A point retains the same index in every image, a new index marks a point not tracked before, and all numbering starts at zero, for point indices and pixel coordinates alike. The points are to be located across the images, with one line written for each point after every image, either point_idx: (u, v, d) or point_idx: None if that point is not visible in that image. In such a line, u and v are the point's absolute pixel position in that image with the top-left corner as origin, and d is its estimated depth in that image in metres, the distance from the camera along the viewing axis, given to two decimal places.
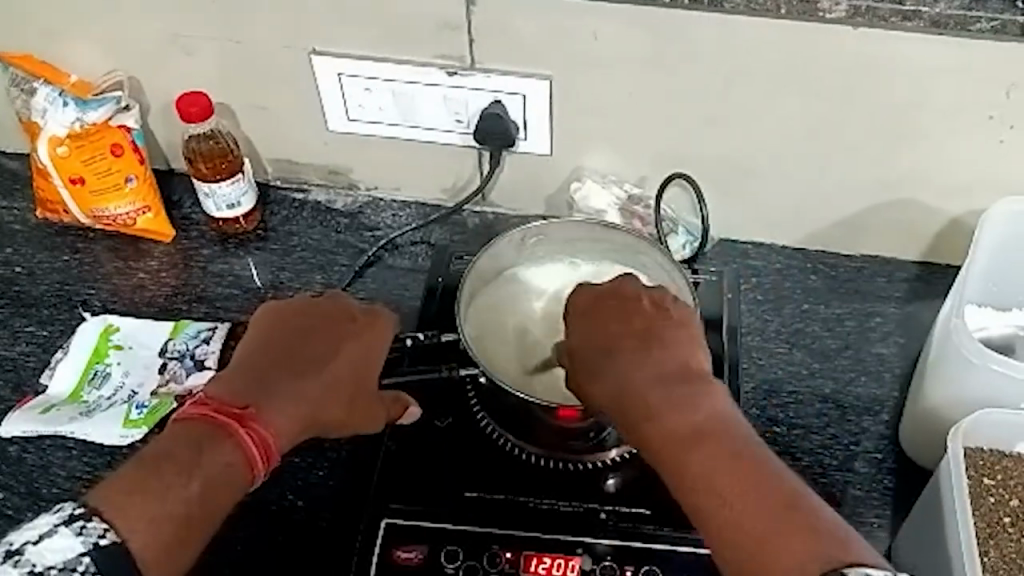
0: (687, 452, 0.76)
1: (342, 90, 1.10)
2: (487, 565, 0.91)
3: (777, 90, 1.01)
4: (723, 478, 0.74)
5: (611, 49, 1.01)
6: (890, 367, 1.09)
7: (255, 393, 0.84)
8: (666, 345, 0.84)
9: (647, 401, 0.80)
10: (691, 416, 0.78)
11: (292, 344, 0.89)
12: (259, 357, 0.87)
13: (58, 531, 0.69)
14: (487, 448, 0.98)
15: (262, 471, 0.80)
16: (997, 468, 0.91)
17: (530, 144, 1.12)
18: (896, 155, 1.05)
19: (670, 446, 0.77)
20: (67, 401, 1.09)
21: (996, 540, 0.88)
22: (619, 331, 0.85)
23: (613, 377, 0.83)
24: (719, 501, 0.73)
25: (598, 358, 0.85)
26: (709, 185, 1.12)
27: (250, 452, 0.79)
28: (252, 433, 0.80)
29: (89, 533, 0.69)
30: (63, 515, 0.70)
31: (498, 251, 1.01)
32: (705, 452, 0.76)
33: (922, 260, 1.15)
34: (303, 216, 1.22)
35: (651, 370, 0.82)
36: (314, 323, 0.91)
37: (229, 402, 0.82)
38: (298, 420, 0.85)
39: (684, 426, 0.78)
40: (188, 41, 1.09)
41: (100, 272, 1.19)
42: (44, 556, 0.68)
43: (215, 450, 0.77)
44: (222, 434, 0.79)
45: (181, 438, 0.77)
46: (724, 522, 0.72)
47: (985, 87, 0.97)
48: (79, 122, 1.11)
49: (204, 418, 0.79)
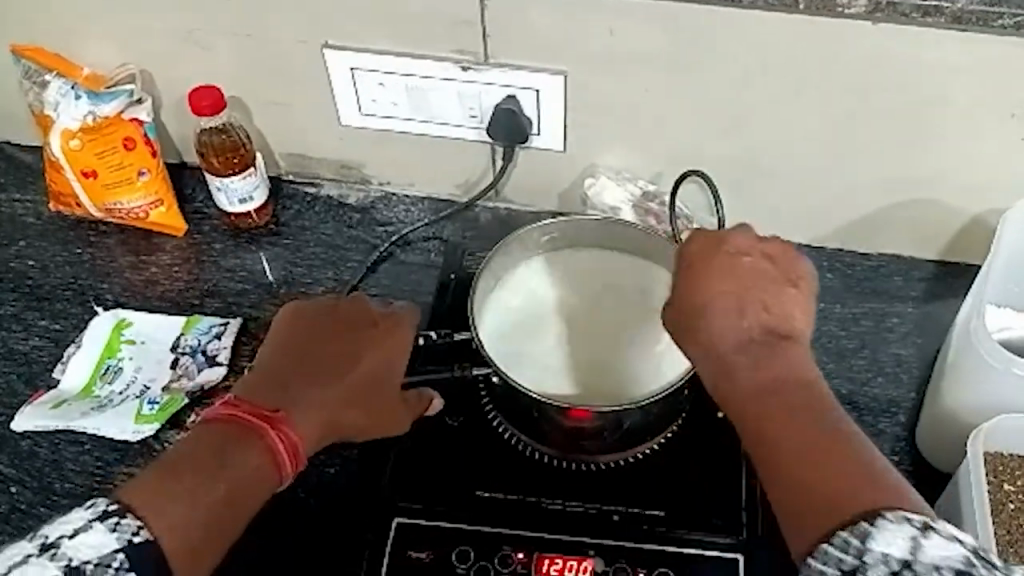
0: (762, 407, 0.75)
1: (355, 84, 1.09)
2: (499, 566, 0.90)
3: (794, 87, 1.00)
4: (793, 429, 0.72)
5: (626, 44, 1.00)
6: (908, 368, 1.08)
7: (282, 394, 0.84)
8: (761, 299, 0.81)
9: (732, 354, 0.79)
10: (773, 371, 0.76)
11: (319, 349, 0.89)
12: (284, 356, 0.87)
13: (94, 526, 0.68)
14: (498, 446, 0.97)
15: (288, 474, 0.80)
16: (1017, 474, 0.90)
17: (544, 139, 1.11)
18: (915, 153, 1.03)
19: (746, 400, 0.76)
20: (79, 396, 1.09)
21: (1015, 547, 0.87)
22: (715, 277, 0.82)
23: (695, 325, 0.81)
24: (786, 451, 0.72)
25: (683, 303, 0.83)
26: (724, 183, 1.11)
27: (279, 454, 0.79)
28: (282, 436, 0.81)
29: (123, 529, 0.69)
30: (97, 511, 0.69)
31: (504, 253, 0.99)
32: (782, 407, 0.74)
33: (940, 260, 1.14)
34: (315, 211, 1.21)
35: (744, 323, 0.79)
36: (339, 326, 0.91)
37: (259, 405, 0.82)
38: (323, 424, 0.85)
39: (761, 381, 0.76)
40: (201, 35, 1.08)
41: (112, 266, 1.19)
42: (80, 551, 0.66)
43: (245, 451, 0.78)
44: (252, 436, 0.79)
45: (212, 437, 0.77)
46: (785, 472, 0.71)
47: (1008, 85, 0.96)
48: (91, 115, 1.11)
49: (236, 419, 0.79)
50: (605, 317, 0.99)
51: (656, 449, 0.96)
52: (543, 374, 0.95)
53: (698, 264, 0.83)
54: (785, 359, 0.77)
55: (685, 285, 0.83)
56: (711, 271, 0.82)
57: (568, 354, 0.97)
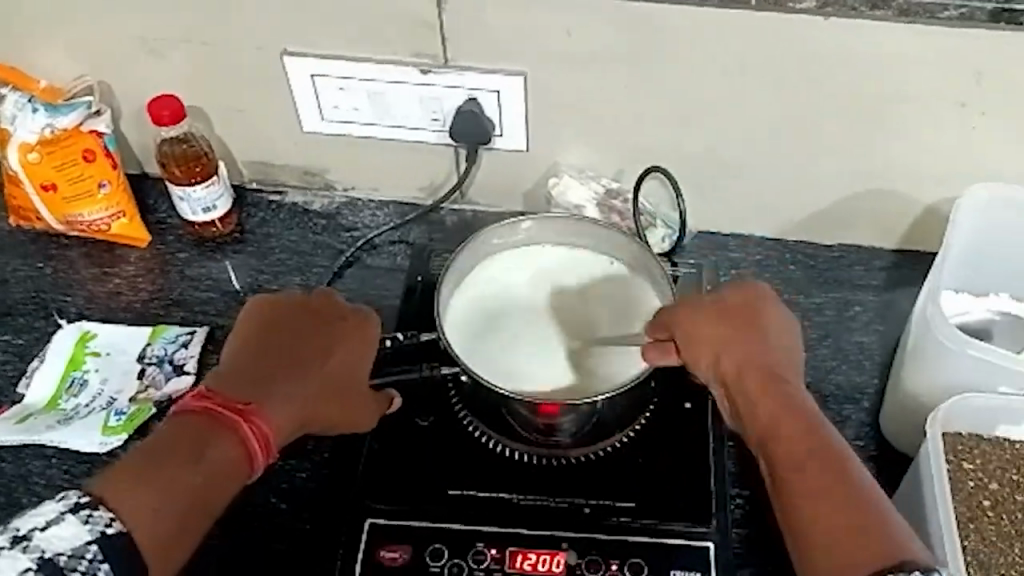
0: (791, 419, 0.84)
1: (316, 90, 1.10)
2: (472, 563, 0.91)
3: (749, 83, 1.02)
4: (821, 445, 0.82)
5: (584, 44, 1.01)
6: (870, 355, 1.10)
7: (253, 388, 0.86)
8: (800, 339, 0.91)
9: (772, 370, 0.87)
10: (803, 396, 0.86)
11: (289, 342, 0.90)
12: (255, 351, 0.89)
13: (65, 518, 0.70)
14: (468, 446, 0.98)
15: (260, 465, 0.82)
16: (975, 453, 0.92)
17: (506, 140, 1.12)
18: (871, 144, 1.05)
19: (773, 410, 0.85)
20: (44, 410, 1.08)
21: (975, 524, 0.89)
22: (771, 308, 0.91)
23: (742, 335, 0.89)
24: (813, 460, 0.81)
25: (734, 313, 0.90)
26: (685, 178, 1.13)
27: (251, 446, 0.82)
28: (254, 428, 0.83)
29: (95, 521, 0.71)
30: (69, 504, 0.71)
31: (463, 261, 1.00)
32: (812, 423, 0.83)
33: (899, 249, 1.16)
34: (280, 218, 1.21)
35: (785, 353, 0.89)
36: (306, 322, 0.92)
37: (231, 398, 0.84)
38: (295, 417, 0.87)
39: (796, 400, 0.85)
40: (159, 44, 1.08)
41: (75, 279, 1.18)
42: (53, 542, 0.69)
43: (217, 443, 0.80)
44: (225, 429, 0.81)
45: (185, 430, 0.80)
46: (806, 476, 0.80)
47: (956, 75, 0.98)
48: (49, 128, 1.09)
49: (209, 413, 0.82)
50: (574, 311, 0.99)
51: (625, 441, 0.97)
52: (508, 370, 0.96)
53: (759, 292, 0.91)
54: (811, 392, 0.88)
55: (741, 300, 0.90)
56: (769, 301, 0.91)
57: (546, 352, 0.97)
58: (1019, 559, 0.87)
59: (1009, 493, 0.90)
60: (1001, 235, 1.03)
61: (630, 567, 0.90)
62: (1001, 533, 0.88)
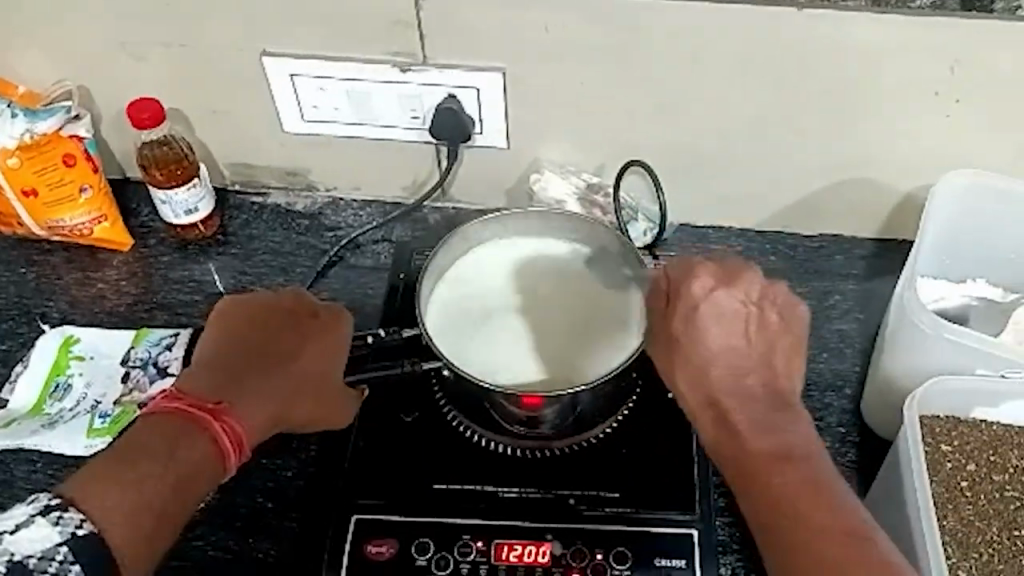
0: (761, 468, 0.79)
1: (296, 90, 1.10)
2: (458, 555, 0.91)
3: (724, 76, 1.03)
4: (795, 496, 0.77)
5: (561, 39, 1.02)
6: (851, 343, 1.11)
7: (225, 388, 0.86)
8: (755, 348, 0.84)
9: (733, 409, 0.82)
10: (769, 434, 0.80)
11: (258, 344, 0.91)
12: (227, 351, 0.89)
13: (35, 521, 0.70)
14: (452, 440, 0.98)
15: (232, 464, 0.83)
16: (953, 434, 0.93)
17: (486, 137, 1.12)
18: (848, 134, 1.06)
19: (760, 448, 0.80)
20: (28, 415, 1.08)
21: (954, 504, 0.90)
22: (715, 329, 0.84)
23: (692, 379, 0.84)
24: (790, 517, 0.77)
25: (681, 355, 0.85)
26: (664, 172, 1.14)
27: (223, 445, 0.83)
28: (226, 427, 0.84)
29: (66, 523, 0.71)
30: (39, 506, 0.71)
31: (444, 256, 1.00)
32: (780, 470, 0.79)
33: (878, 238, 1.17)
34: (263, 219, 1.22)
35: (741, 380, 0.83)
36: (276, 324, 0.93)
37: (202, 397, 0.85)
38: (267, 417, 0.88)
39: (763, 444, 0.80)
40: (137, 47, 1.08)
41: (58, 284, 1.18)
42: (22, 545, 0.70)
43: (188, 443, 0.80)
44: (196, 428, 0.82)
45: (156, 430, 0.80)
46: (785, 537, 0.76)
47: (929, 65, 0.99)
48: (29, 133, 1.08)
49: (180, 413, 0.82)
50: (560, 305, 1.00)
51: (609, 432, 0.98)
52: (488, 365, 0.96)
53: (700, 314, 0.84)
54: (785, 420, 0.81)
55: (683, 337, 0.85)
56: (712, 320, 0.84)
57: (536, 349, 0.97)
58: (997, 538, 0.88)
59: (986, 473, 0.91)
60: (977, 220, 1.05)
61: (615, 555, 0.90)
62: (979, 513, 0.89)
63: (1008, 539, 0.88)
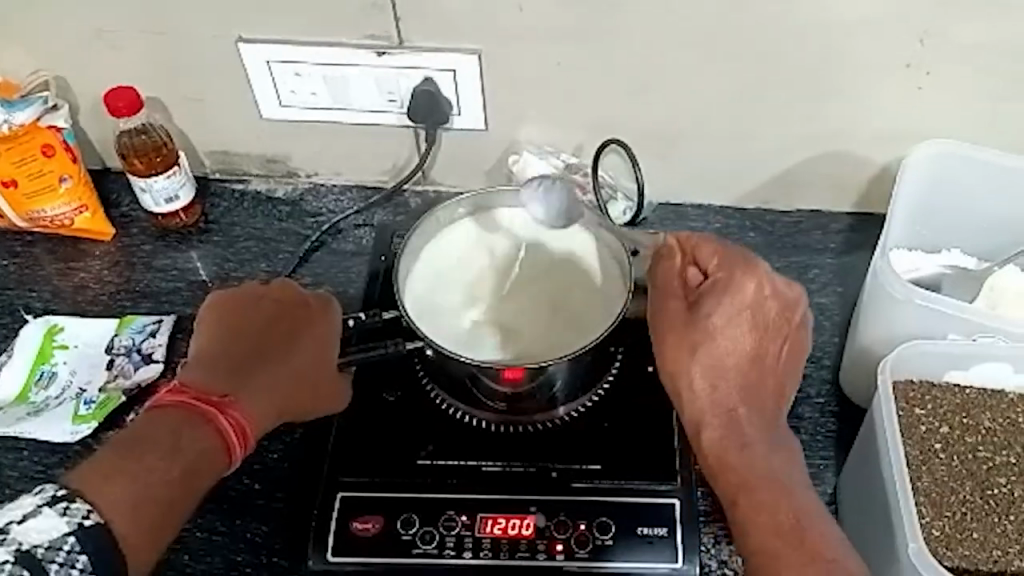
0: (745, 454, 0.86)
1: (272, 75, 1.10)
2: (444, 530, 0.93)
3: (697, 53, 1.04)
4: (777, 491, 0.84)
5: (535, 18, 1.03)
6: (829, 315, 1.13)
7: (226, 382, 0.88)
8: (774, 371, 0.90)
9: (740, 416, 0.88)
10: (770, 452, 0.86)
11: (254, 343, 0.93)
12: (223, 347, 0.92)
13: (42, 511, 0.70)
14: (435, 418, 0.99)
15: (238, 455, 0.85)
16: (926, 399, 0.94)
17: (464, 119, 1.13)
18: (822, 110, 1.07)
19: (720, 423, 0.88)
20: (14, 403, 1.08)
21: (928, 466, 0.91)
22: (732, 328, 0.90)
23: (701, 360, 0.89)
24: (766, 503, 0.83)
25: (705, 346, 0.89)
26: (641, 150, 1.14)
27: (228, 437, 0.84)
28: (230, 418, 0.85)
29: (72, 514, 0.71)
30: (46, 497, 0.71)
31: (418, 237, 1.01)
32: (775, 477, 0.85)
33: (853, 211, 1.18)
34: (244, 206, 1.22)
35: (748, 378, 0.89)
36: (276, 318, 0.95)
37: (206, 390, 0.86)
38: (268, 406, 0.90)
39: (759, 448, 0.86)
40: (114, 36, 1.09)
41: (40, 275, 1.19)
42: (30, 534, 0.69)
43: (195, 435, 0.82)
44: (201, 420, 0.83)
45: (161, 422, 0.81)
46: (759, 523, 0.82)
47: (901, 37, 1.00)
48: (7, 125, 1.08)
49: (183, 405, 0.84)
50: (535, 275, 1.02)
51: (590, 407, 0.99)
52: (464, 337, 0.97)
53: (736, 316, 0.90)
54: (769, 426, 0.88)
55: (724, 334, 0.89)
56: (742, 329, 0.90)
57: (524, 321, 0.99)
58: (970, 497, 0.90)
59: (959, 435, 0.93)
60: (949, 189, 1.06)
61: (599, 526, 0.92)
62: (953, 473, 0.91)
63: (981, 498, 0.90)
